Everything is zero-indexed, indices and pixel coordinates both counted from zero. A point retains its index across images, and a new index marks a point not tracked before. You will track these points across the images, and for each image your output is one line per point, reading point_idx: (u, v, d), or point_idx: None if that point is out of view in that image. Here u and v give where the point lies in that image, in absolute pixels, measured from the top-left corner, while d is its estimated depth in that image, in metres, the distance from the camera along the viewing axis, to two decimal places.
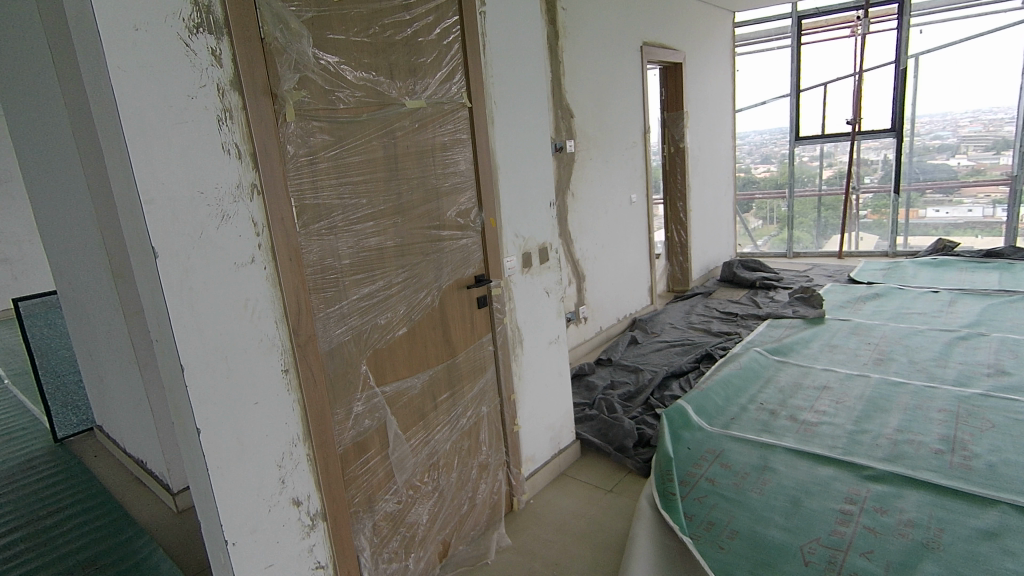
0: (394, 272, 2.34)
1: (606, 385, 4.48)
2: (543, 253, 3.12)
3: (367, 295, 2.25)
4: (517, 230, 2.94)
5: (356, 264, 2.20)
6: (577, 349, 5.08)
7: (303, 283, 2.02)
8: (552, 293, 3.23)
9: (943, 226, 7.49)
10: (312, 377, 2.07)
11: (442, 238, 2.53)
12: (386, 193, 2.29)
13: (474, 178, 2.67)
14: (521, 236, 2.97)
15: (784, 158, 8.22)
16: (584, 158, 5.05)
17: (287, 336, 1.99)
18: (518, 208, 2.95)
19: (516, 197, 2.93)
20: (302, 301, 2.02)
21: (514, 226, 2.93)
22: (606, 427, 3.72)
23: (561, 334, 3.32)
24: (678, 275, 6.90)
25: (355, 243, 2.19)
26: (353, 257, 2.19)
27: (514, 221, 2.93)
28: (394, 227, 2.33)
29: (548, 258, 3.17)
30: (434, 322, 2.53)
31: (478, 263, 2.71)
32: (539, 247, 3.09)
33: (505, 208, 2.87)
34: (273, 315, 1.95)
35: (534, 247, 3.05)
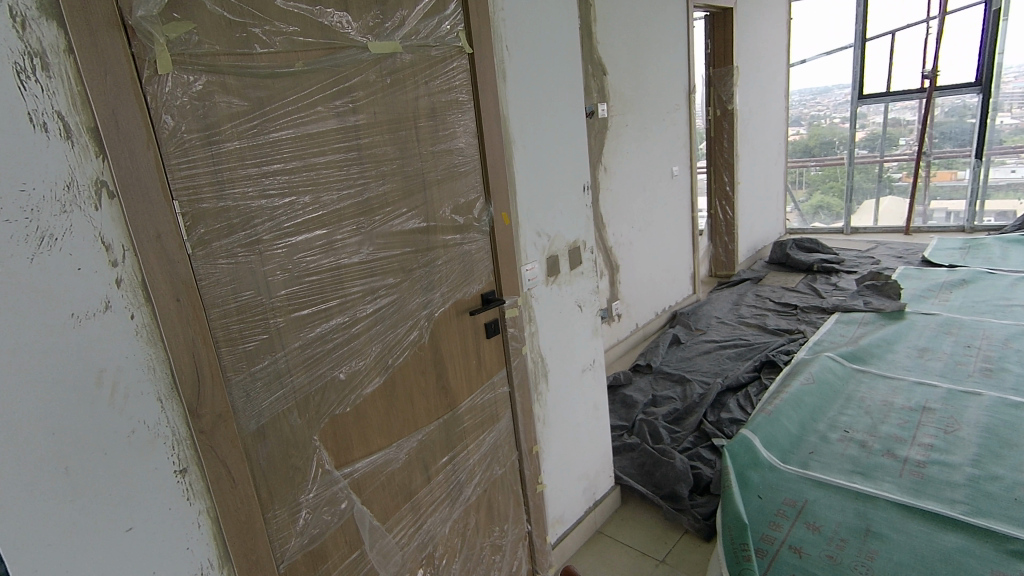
0: (360, 302, 1.60)
1: (647, 401, 3.74)
2: (574, 254, 2.34)
3: (317, 339, 1.51)
4: (539, 227, 2.16)
5: (298, 297, 1.46)
6: (610, 352, 4.34)
7: (207, 336, 1.29)
8: (587, 306, 2.46)
9: (1006, 188, 6.48)
10: (230, 477, 1.36)
11: (431, 247, 1.77)
12: (341, 186, 1.52)
13: (479, 158, 1.88)
14: (545, 234, 2.19)
15: (814, 120, 7.27)
16: (619, 124, 4.20)
17: (183, 419, 1.28)
18: (542, 196, 2.16)
19: (539, 181, 2.14)
20: (205, 363, 1.29)
21: (537, 220, 2.15)
22: (652, 465, 3.00)
23: (597, 355, 2.56)
24: (723, 258, 6.06)
25: (293, 266, 1.44)
26: (292, 287, 1.45)
27: (536, 214, 2.14)
28: (358, 237, 1.58)
29: (581, 260, 2.39)
30: (423, 366, 1.79)
31: (486, 278, 1.96)
32: (570, 247, 2.31)
33: (524, 197, 2.08)
34: (153, 389, 1.23)
35: (562, 248, 2.27)
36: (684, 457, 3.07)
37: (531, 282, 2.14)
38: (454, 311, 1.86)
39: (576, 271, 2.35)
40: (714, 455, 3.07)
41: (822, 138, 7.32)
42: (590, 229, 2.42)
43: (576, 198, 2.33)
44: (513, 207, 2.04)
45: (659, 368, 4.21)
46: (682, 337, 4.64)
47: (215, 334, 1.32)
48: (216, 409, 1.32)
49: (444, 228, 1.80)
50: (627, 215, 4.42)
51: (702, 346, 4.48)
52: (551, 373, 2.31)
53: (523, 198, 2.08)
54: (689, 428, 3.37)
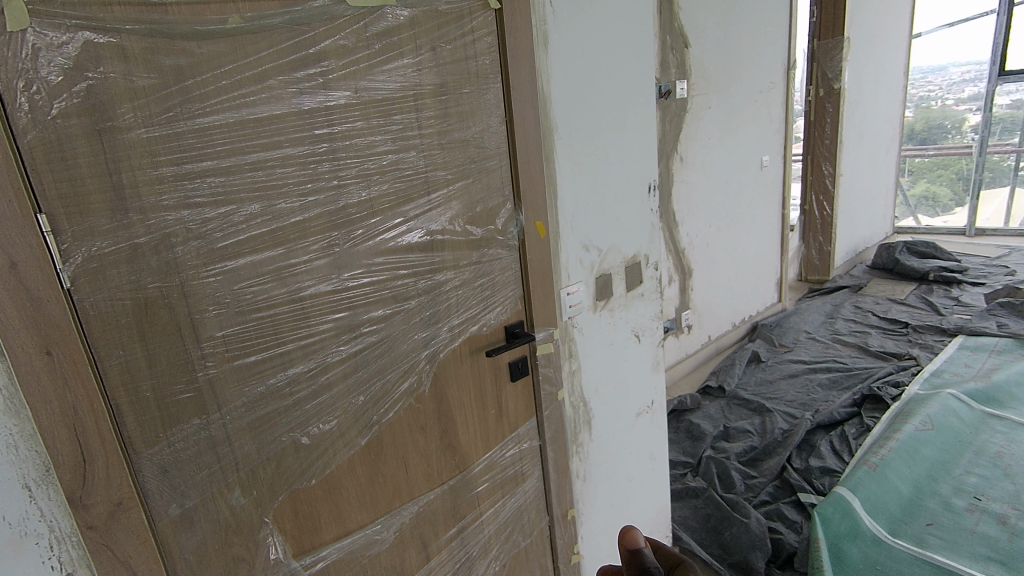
0: (333, 343, 1.21)
1: (718, 435, 3.20)
2: (632, 272, 1.85)
3: (270, 394, 1.14)
4: (588, 240, 1.69)
5: (241, 339, 1.09)
6: (677, 368, 3.80)
7: (98, 401, 0.94)
8: (646, 335, 1.98)
9: None
10: None
11: (438, 268, 1.36)
12: (307, 189, 1.12)
13: (507, 151, 1.44)
14: (596, 247, 1.72)
15: (920, 103, 6.25)
16: (701, 105, 3.59)
17: (65, 510, 0.94)
18: (592, 199, 1.69)
19: (588, 179, 1.67)
20: (96, 436, 0.94)
21: (585, 230, 1.68)
22: (722, 521, 2.48)
23: (657, 395, 2.08)
24: (816, 260, 5.29)
25: (234, 299, 1.07)
26: (234, 328, 1.08)
27: (584, 224, 1.68)
28: (332, 257, 1.18)
29: (641, 278, 1.90)
30: (422, 420, 1.39)
31: (512, 305, 1.53)
32: (627, 262, 1.83)
33: (568, 201, 1.62)
34: (16, 474, 0.88)
35: (617, 265, 1.80)
36: (762, 514, 2.53)
37: (574, 308, 1.69)
38: (467, 349, 1.45)
39: (634, 293, 1.87)
40: (800, 516, 2.51)
41: (930, 123, 6.26)
42: (654, 239, 1.92)
43: (638, 199, 1.83)
44: (553, 213, 1.58)
45: (734, 392, 3.62)
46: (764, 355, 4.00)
47: (113, 396, 0.96)
48: (116, 493, 0.98)
49: (456, 243, 1.38)
50: (704, 212, 3.82)
51: (788, 367, 3.84)
52: (595, 420, 1.85)
53: (566, 202, 1.61)
54: (769, 475, 2.81)
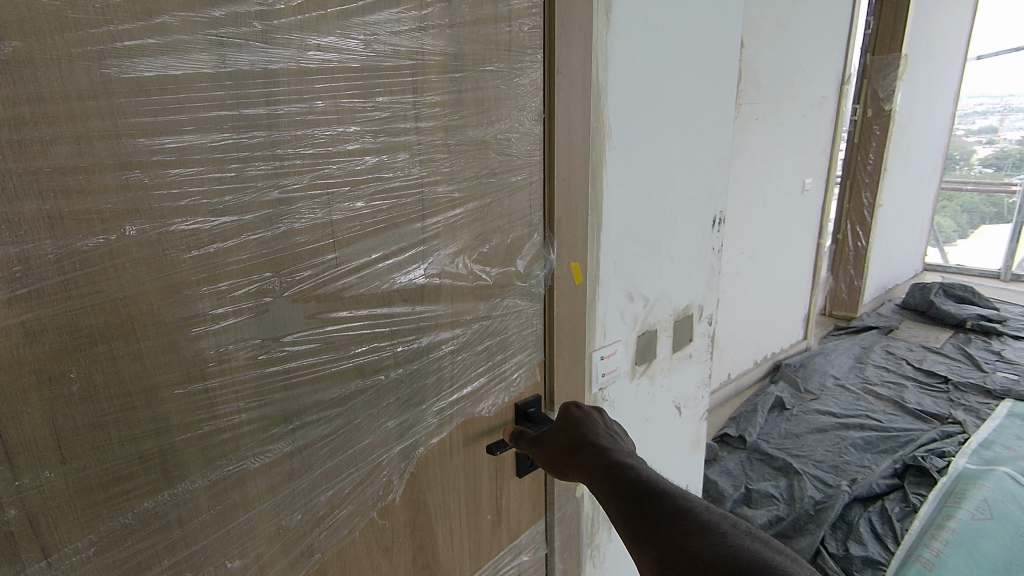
0: (257, 443, 0.78)
1: (739, 498, 2.79)
2: (681, 329, 1.45)
3: (147, 526, 0.72)
4: (634, 289, 1.28)
5: (94, 447, 0.65)
6: None
7: None
8: (687, 406, 1.58)
9: None
10: None
11: (429, 327, 0.93)
12: (224, 206, 0.69)
13: (541, 163, 1.01)
14: (642, 297, 1.31)
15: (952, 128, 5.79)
16: (748, 116, 3.16)
17: None
18: (646, 234, 1.28)
19: (643, 207, 1.25)
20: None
21: (632, 274, 1.27)
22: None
23: (693, 479, 1.68)
24: (843, 296, 4.90)
25: (83, 385, 0.63)
26: (80, 430, 0.64)
27: (632, 267, 1.26)
28: (263, 313, 0.75)
29: (690, 336, 1.50)
30: (391, 541, 0.98)
31: (526, 375, 1.11)
32: (677, 316, 1.43)
33: (616, 235, 1.20)
34: None
35: (665, 321, 1.39)
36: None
37: (608, 376, 1.27)
38: (462, 439, 1.04)
39: (681, 356, 1.47)
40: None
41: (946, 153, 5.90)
42: (710, 287, 1.52)
43: (697, 236, 1.42)
44: (595, 251, 1.16)
45: (756, 444, 3.21)
46: (788, 403, 3.59)
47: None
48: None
49: (459, 292, 0.95)
50: (738, 238, 3.39)
51: (816, 418, 3.43)
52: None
53: (613, 237, 1.19)
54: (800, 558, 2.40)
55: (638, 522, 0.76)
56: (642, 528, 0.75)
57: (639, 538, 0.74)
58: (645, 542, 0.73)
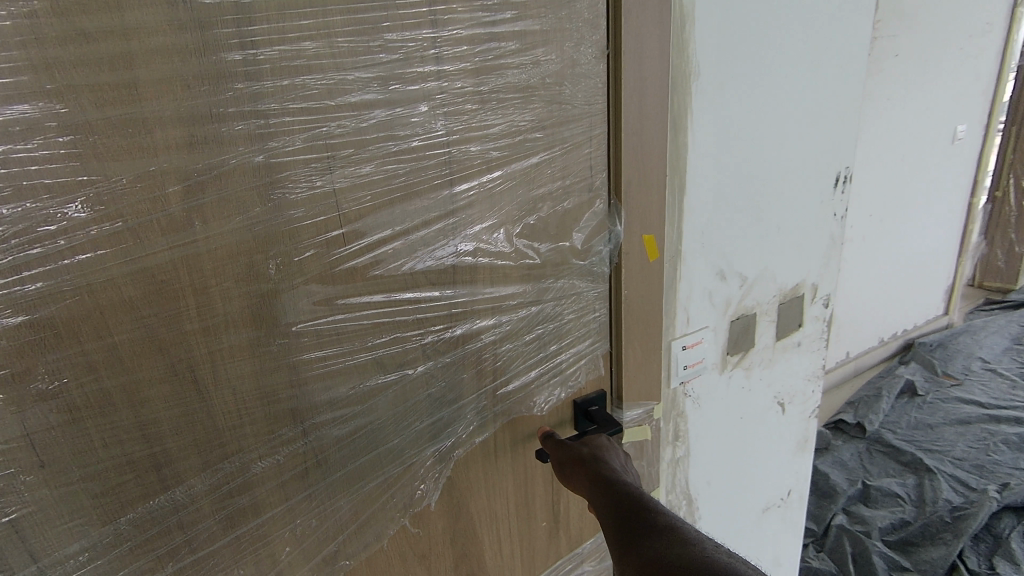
0: (264, 445, 0.70)
1: (856, 496, 2.43)
2: (786, 313, 1.21)
3: (145, 530, 0.65)
4: (728, 265, 1.06)
5: (76, 447, 0.59)
6: None
7: None
8: (792, 402, 1.34)
9: None
10: None
11: (464, 314, 0.78)
12: (199, 176, 0.58)
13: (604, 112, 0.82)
14: (737, 275, 1.08)
15: None
16: (886, 51, 2.64)
17: None
18: (745, 198, 1.04)
19: (742, 165, 1.01)
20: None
21: (724, 246, 1.04)
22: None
23: (799, 486, 1.44)
24: (1001, 265, 4.14)
25: (56, 382, 0.57)
26: (58, 429, 0.58)
27: (726, 239, 1.04)
28: (258, 299, 0.65)
29: (798, 321, 1.25)
30: (428, 551, 0.87)
31: (587, 368, 0.94)
32: (782, 297, 1.18)
33: (704, 200, 0.98)
34: None
35: (766, 304, 1.16)
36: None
37: (692, 368, 1.07)
38: (509, 440, 0.89)
39: (785, 344, 1.23)
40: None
41: None
42: (827, 262, 1.25)
43: (812, 199, 1.16)
44: (676, 220, 0.95)
45: (878, 434, 2.78)
46: (921, 387, 3.09)
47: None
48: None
49: (500, 271, 0.79)
50: (868, 199, 2.90)
51: (958, 408, 2.91)
52: (701, 524, 1.25)
53: (700, 203, 0.97)
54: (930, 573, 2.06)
55: (626, 535, 0.74)
56: (627, 539, 0.73)
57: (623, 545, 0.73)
58: (629, 555, 0.71)
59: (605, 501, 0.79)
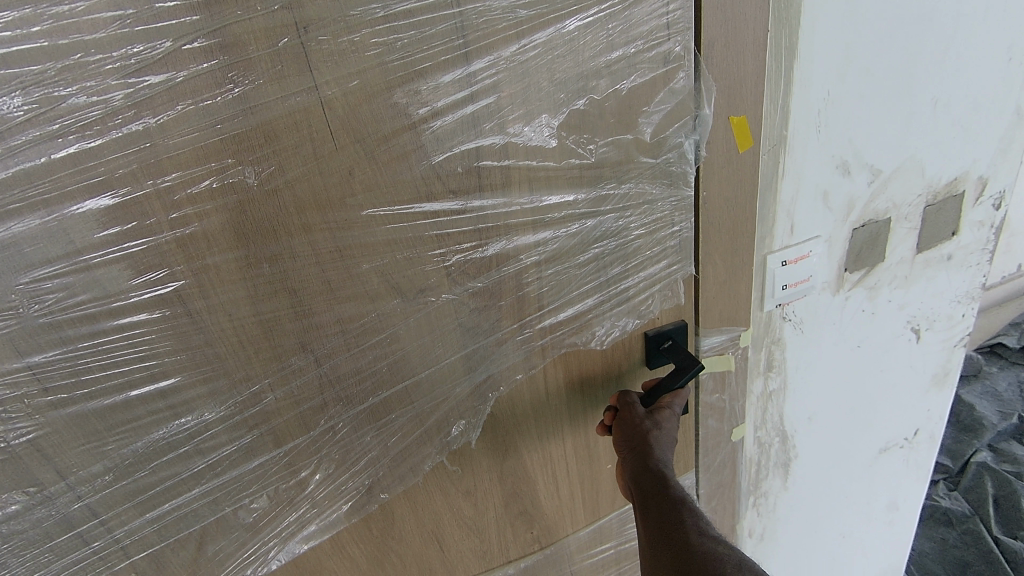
0: (273, 375, 0.63)
1: (1009, 432, 2.23)
2: (929, 218, 0.98)
3: (163, 453, 0.63)
4: (857, 158, 0.83)
5: (72, 371, 0.56)
6: None
7: None
8: (929, 325, 1.12)
9: None
10: None
11: (497, 230, 0.64)
12: (136, 62, 0.47)
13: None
14: (868, 170, 0.85)
15: None
16: None
17: None
18: (891, 64, 0.78)
19: (895, 19, 0.75)
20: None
21: (852, 131, 0.80)
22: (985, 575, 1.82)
23: (927, 420, 1.28)
24: None
25: (34, 306, 0.52)
26: (46, 353, 0.54)
27: (856, 123, 0.80)
28: (238, 214, 0.55)
29: (948, 229, 1.03)
30: (473, 488, 0.79)
31: (664, 295, 0.76)
32: (927, 198, 0.95)
33: (829, 66, 0.73)
34: None
35: (904, 208, 0.93)
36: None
37: (795, 288, 0.88)
38: (564, 377, 0.77)
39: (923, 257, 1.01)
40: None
41: None
42: (992, 151, 0.99)
43: (983, 63, 0.87)
44: (785, 96, 0.72)
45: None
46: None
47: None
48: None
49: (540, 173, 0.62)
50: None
51: None
52: (799, 463, 1.12)
53: (824, 71, 0.73)
54: None
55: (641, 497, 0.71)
56: (643, 504, 0.71)
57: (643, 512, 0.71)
58: (644, 526, 0.71)
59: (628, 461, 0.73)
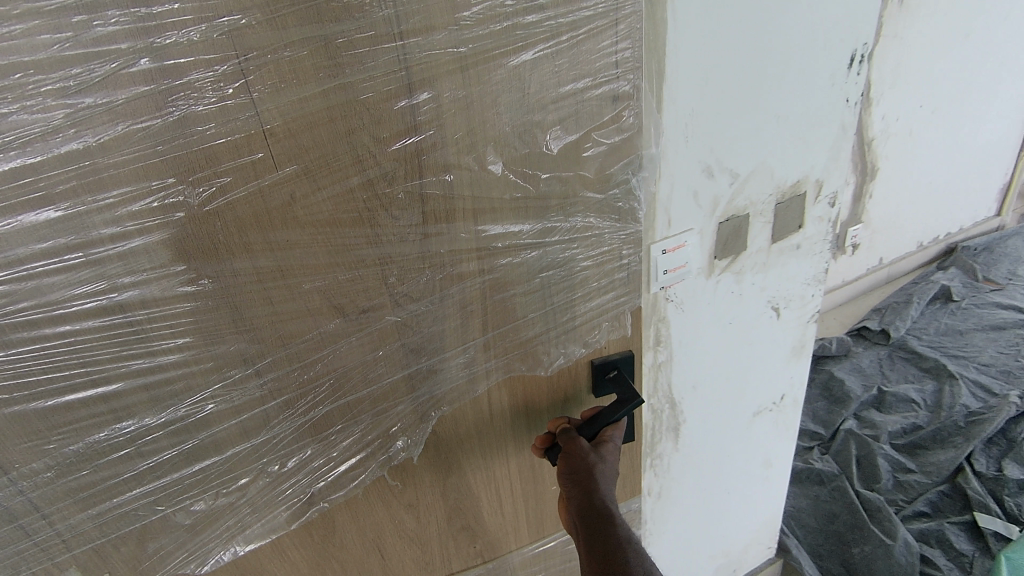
0: (215, 385, 0.64)
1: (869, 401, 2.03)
2: (788, 201, 0.85)
3: (111, 452, 0.64)
4: (694, 134, 0.71)
5: (15, 373, 0.57)
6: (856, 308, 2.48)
7: None
8: (797, 303, 1.01)
9: None
10: None
11: (439, 256, 0.64)
12: (77, 84, 0.48)
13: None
14: (732, 168, 0.77)
15: None
16: None
17: None
18: (738, 19, 0.66)
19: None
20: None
21: (698, 133, 0.71)
22: (851, 541, 1.59)
23: (793, 385, 1.13)
24: None
25: None
26: None
27: (685, 100, 0.68)
28: (177, 231, 0.56)
29: (800, 213, 0.89)
30: (416, 501, 0.81)
31: (610, 322, 0.78)
32: (781, 192, 0.84)
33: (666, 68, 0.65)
34: None
35: (754, 185, 0.80)
36: (905, 534, 1.58)
37: (675, 273, 0.80)
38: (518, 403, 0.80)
39: (779, 251, 0.90)
40: (973, 548, 1.54)
41: None
42: (842, 137, 0.86)
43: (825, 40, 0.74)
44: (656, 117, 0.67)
45: (904, 342, 2.24)
46: (956, 291, 2.40)
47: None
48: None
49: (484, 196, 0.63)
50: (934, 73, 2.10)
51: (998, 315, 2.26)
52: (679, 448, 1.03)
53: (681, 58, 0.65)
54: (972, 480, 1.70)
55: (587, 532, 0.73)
56: (589, 538, 0.73)
57: (587, 546, 0.73)
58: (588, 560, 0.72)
59: (576, 495, 0.74)
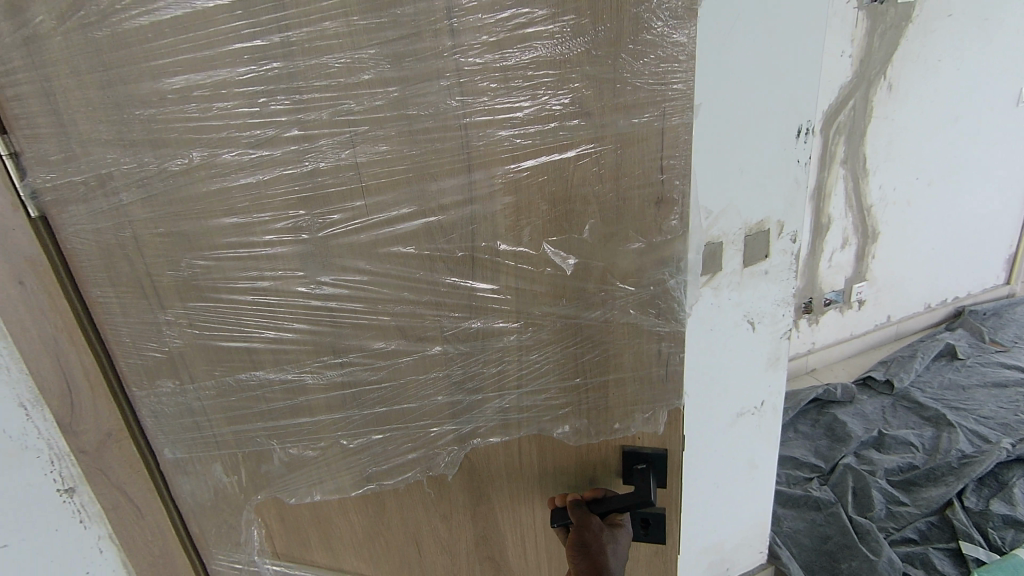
0: (288, 369, 0.58)
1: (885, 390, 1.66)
2: (754, 243, 0.82)
3: (258, 394, 0.60)
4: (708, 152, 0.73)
5: (202, 314, 0.55)
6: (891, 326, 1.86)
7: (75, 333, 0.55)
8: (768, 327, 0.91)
9: None
10: (133, 508, 0.65)
11: (571, 327, 0.57)
12: (259, 67, 0.46)
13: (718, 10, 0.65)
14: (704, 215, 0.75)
15: None
16: None
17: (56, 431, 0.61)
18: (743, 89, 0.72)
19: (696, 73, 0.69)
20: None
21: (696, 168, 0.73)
22: (838, 555, 1.17)
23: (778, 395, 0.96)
24: None
25: (121, 250, 0.52)
26: (119, 311, 0.55)
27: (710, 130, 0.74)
28: (292, 235, 0.52)
29: (759, 253, 0.84)
30: (450, 512, 0.68)
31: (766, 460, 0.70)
32: (747, 227, 0.82)
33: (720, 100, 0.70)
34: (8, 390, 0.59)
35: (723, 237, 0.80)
36: (895, 553, 1.17)
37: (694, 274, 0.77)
38: (559, 463, 0.63)
39: (751, 275, 0.84)
40: None
41: None
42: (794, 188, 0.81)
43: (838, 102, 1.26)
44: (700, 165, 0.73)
45: None
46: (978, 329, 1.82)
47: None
48: (30, 442, 0.62)
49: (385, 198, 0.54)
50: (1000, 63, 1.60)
51: None
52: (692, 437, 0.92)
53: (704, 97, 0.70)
54: (926, 504, 1.28)
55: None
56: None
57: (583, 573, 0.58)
58: None
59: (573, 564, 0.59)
